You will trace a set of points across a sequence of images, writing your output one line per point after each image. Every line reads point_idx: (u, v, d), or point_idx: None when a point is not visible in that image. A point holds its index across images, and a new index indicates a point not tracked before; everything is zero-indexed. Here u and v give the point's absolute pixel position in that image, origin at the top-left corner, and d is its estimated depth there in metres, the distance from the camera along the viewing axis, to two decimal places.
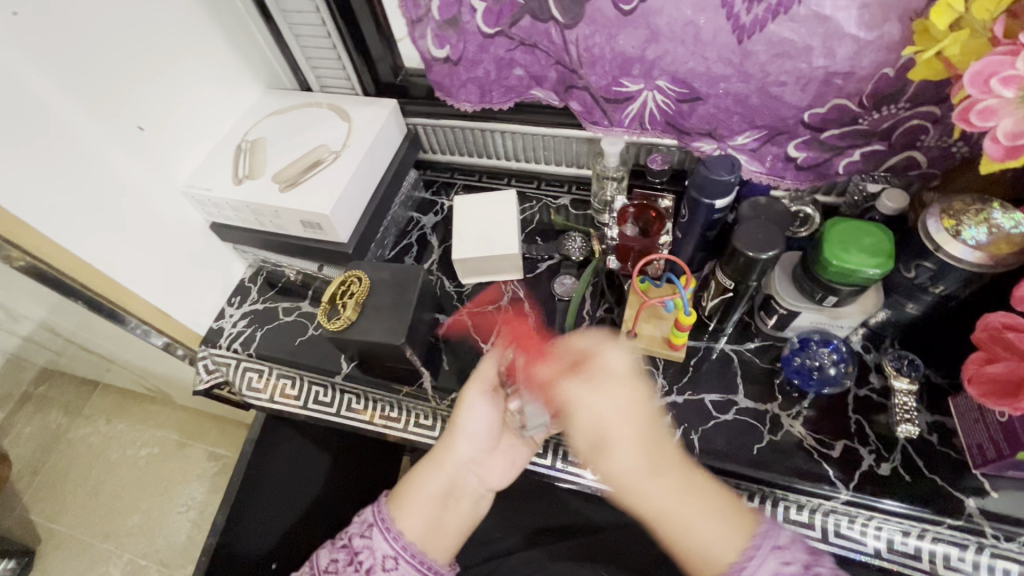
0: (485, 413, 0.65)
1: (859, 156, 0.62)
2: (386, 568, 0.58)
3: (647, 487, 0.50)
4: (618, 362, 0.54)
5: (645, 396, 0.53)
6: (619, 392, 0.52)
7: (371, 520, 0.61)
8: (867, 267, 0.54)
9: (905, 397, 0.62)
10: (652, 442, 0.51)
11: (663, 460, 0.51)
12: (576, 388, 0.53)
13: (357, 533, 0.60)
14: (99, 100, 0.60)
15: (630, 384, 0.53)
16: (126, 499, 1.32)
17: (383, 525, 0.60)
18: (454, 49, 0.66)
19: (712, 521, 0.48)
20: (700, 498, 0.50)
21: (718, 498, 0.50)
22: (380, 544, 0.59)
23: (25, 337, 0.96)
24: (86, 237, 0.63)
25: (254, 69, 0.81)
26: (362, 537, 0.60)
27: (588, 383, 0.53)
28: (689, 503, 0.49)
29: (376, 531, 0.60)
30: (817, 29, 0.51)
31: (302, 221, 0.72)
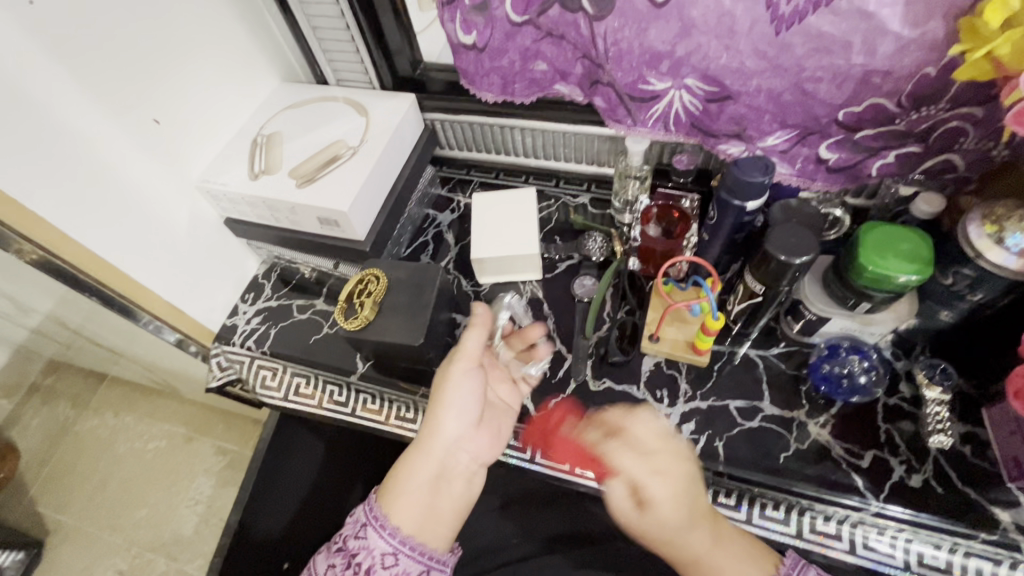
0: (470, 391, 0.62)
1: (894, 158, 0.60)
2: (386, 566, 0.55)
3: (686, 538, 0.54)
4: (655, 425, 0.58)
5: (678, 454, 0.57)
6: (665, 454, 0.56)
7: (364, 519, 0.57)
8: (901, 274, 0.52)
9: (937, 407, 0.60)
10: (689, 497, 0.54)
11: (696, 515, 0.54)
12: (621, 450, 0.56)
13: (351, 534, 0.57)
14: (115, 92, 0.59)
15: (671, 448, 0.57)
16: (135, 492, 1.31)
17: (376, 522, 0.56)
18: (481, 35, 0.63)
19: (744, 562, 0.52)
20: (729, 546, 0.53)
21: (741, 545, 0.54)
22: (376, 541, 0.55)
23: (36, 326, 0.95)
24: (98, 232, 0.62)
25: (271, 61, 0.79)
26: (356, 538, 0.56)
27: (635, 450, 0.56)
28: (721, 551, 0.53)
29: (370, 530, 0.56)
30: (859, 25, 0.49)
31: (319, 218, 0.70)
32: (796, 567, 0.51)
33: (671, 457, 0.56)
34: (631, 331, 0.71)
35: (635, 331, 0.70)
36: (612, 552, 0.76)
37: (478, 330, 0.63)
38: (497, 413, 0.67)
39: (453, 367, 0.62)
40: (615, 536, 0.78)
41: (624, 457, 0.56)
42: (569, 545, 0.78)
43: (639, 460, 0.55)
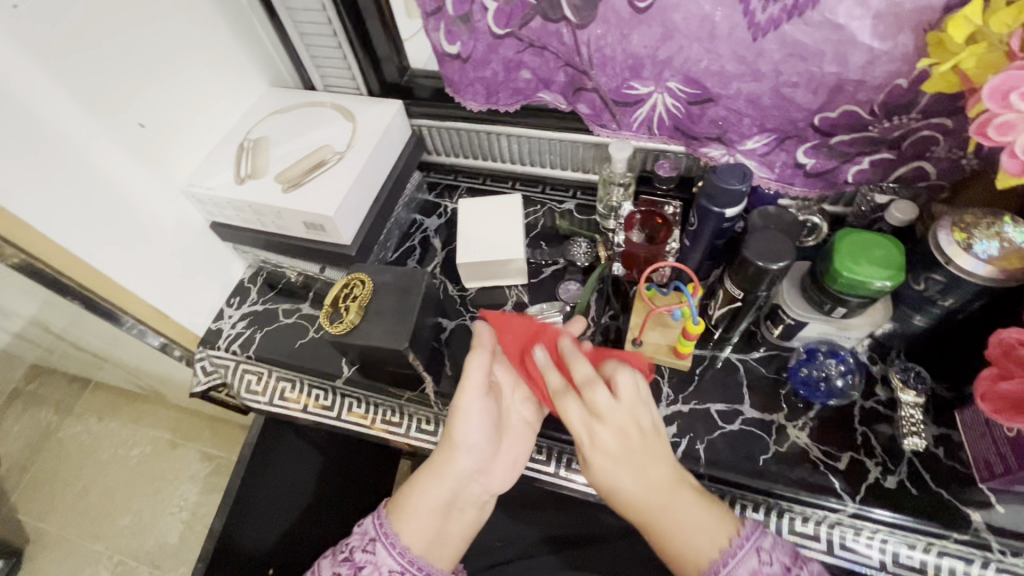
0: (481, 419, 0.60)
1: (868, 164, 0.62)
2: None
3: (631, 494, 0.51)
4: (626, 384, 0.53)
5: (637, 415, 0.53)
6: (618, 411, 0.52)
7: (373, 534, 0.57)
8: (877, 279, 0.53)
9: (912, 409, 0.62)
10: (639, 458, 0.52)
11: (648, 475, 0.51)
12: (573, 404, 0.53)
13: (358, 547, 0.56)
14: (100, 96, 0.59)
15: (628, 409, 0.53)
16: (119, 499, 1.29)
17: (387, 540, 0.56)
18: (464, 45, 0.65)
19: (697, 522, 0.49)
20: (685, 502, 0.50)
21: (699, 502, 0.51)
22: (385, 561, 0.55)
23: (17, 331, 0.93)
24: (82, 235, 0.62)
25: (258, 66, 0.80)
26: (364, 551, 0.56)
27: (587, 407, 0.53)
28: (672, 509, 0.50)
29: (379, 545, 0.56)
30: (831, 35, 0.50)
31: (305, 222, 0.70)
32: (751, 536, 0.48)
33: (622, 413, 0.52)
34: (615, 335, 0.72)
35: (618, 335, 0.72)
36: (596, 555, 0.76)
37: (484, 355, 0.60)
38: (512, 435, 0.64)
39: (465, 396, 0.59)
40: (599, 540, 0.78)
41: (573, 410, 0.53)
42: (553, 548, 0.79)
43: (582, 412, 0.53)
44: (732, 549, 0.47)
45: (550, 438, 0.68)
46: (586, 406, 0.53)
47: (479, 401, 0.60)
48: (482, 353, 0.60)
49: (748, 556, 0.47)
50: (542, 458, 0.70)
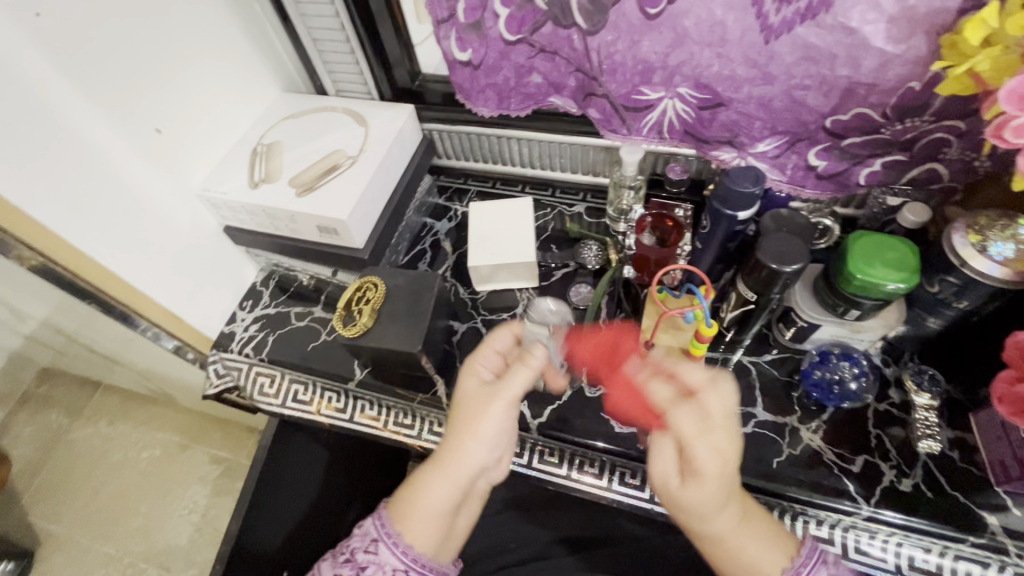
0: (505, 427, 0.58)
1: (880, 166, 0.62)
2: None
3: (714, 521, 0.50)
4: (733, 397, 0.52)
5: (737, 432, 0.51)
6: (724, 428, 0.50)
7: (375, 535, 0.58)
8: (889, 281, 0.53)
9: (926, 412, 0.61)
10: (735, 474, 0.50)
11: (733, 491, 0.50)
12: (684, 417, 0.50)
13: (360, 547, 0.58)
14: (118, 103, 0.60)
15: (733, 423, 0.51)
16: (130, 500, 1.30)
17: (388, 539, 0.57)
18: (475, 52, 0.65)
19: (763, 549, 0.51)
20: (753, 528, 0.51)
21: (760, 521, 0.52)
22: (387, 559, 0.56)
23: (31, 334, 0.94)
24: (101, 240, 0.63)
25: (272, 71, 0.81)
26: (366, 552, 0.57)
27: (701, 417, 0.50)
28: (744, 535, 0.51)
29: (382, 546, 0.57)
30: (843, 39, 0.51)
31: (318, 226, 0.71)
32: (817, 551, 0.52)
33: (730, 429, 0.50)
34: None
35: None
36: (606, 557, 0.77)
37: (529, 373, 0.57)
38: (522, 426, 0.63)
39: (492, 407, 0.56)
40: (610, 541, 0.78)
41: (687, 420, 0.50)
42: (563, 551, 0.79)
43: (697, 423, 0.50)
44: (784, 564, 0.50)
45: (562, 440, 0.68)
46: (703, 418, 0.50)
47: (501, 415, 0.56)
48: (528, 372, 0.57)
49: (818, 568, 0.51)
50: (555, 460, 0.70)
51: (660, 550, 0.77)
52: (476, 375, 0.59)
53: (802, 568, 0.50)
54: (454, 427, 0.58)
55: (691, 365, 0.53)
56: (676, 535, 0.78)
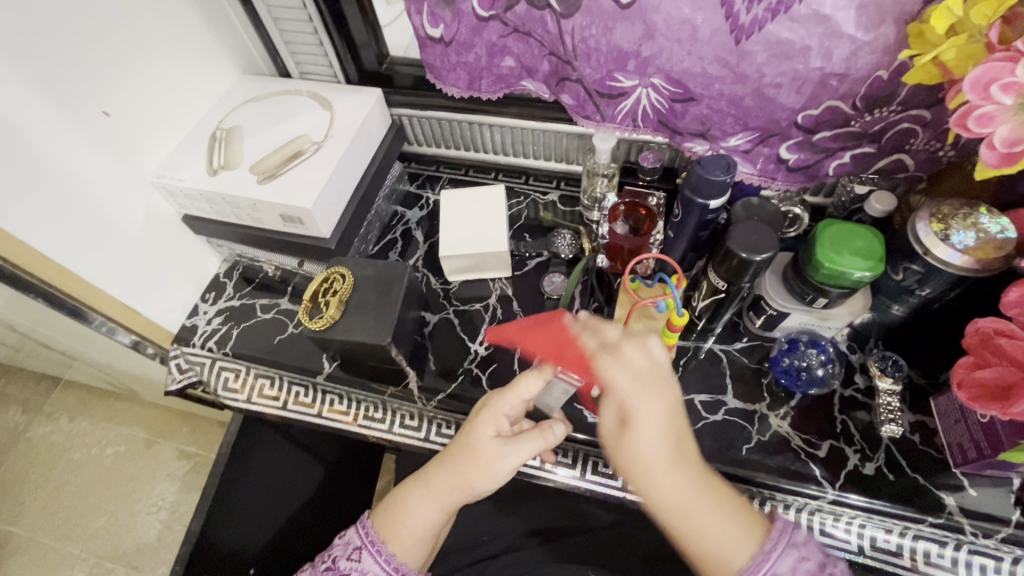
0: (502, 478, 0.56)
1: (849, 158, 0.62)
2: None
3: (661, 479, 0.48)
4: (656, 351, 0.51)
5: (671, 390, 0.50)
6: (655, 380, 0.50)
7: (359, 543, 0.57)
8: (856, 269, 0.54)
9: (889, 397, 0.63)
10: (676, 431, 0.49)
11: (681, 453, 0.49)
12: (613, 366, 0.50)
13: (342, 555, 0.56)
14: (57, 80, 0.55)
15: (665, 380, 0.50)
16: (93, 500, 1.26)
17: (372, 547, 0.56)
18: (448, 28, 0.63)
19: (729, 524, 0.47)
20: (716, 504, 0.48)
21: (728, 501, 0.49)
22: (370, 566, 0.55)
23: None
24: (51, 236, 0.60)
25: (230, 52, 0.77)
26: (349, 559, 0.56)
27: (631, 371, 0.50)
28: (703, 500, 0.48)
29: (366, 554, 0.56)
30: (816, 29, 0.50)
31: (281, 215, 0.68)
32: (785, 531, 0.48)
33: (669, 386, 0.50)
34: None
35: None
36: (582, 547, 0.77)
37: (539, 444, 0.55)
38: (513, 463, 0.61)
39: (495, 459, 0.54)
40: (585, 529, 0.79)
41: (617, 371, 0.50)
42: (538, 542, 0.79)
43: (631, 381, 0.49)
44: (754, 546, 0.47)
45: None
46: (637, 378, 0.49)
47: (496, 478, 0.55)
48: (540, 439, 0.55)
49: (785, 553, 0.47)
50: None
51: (634, 538, 0.78)
52: (496, 422, 0.56)
53: (766, 558, 0.46)
54: (453, 460, 0.56)
55: (611, 323, 0.54)
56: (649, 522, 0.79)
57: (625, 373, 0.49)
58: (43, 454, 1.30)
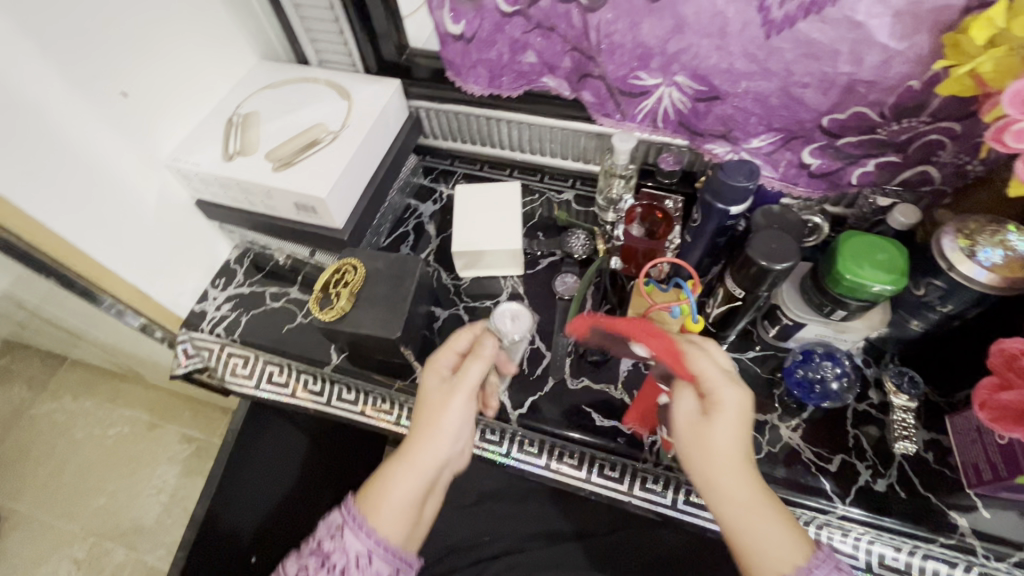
0: (461, 421, 0.55)
1: (873, 166, 0.61)
2: (361, 566, 0.53)
3: (734, 470, 0.47)
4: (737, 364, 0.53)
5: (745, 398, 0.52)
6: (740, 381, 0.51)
7: (340, 522, 0.54)
8: (876, 282, 0.53)
9: (904, 414, 0.62)
10: (748, 433, 0.50)
11: (749, 456, 0.49)
12: (704, 364, 0.50)
13: (325, 537, 0.54)
14: (75, 57, 0.55)
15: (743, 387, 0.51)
16: (94, 479, 1.27)
17: (355, 526, 0.53)
18: (469, 25, 0.63)
19: (779, 524, 0.47)
20: (772, 509, 0.47)
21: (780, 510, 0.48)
22: (353, 544, 0.53)
23: None
24: (64, 215, 0.59)
25: (249, 37, 0.76)
26: (332, 539, 0.53)
27: (720, 367, 0.51)
28: (768, 502, 0.47)
29: (347, 532, 0.53)
30: (848, 34, 0.49)
31: (295, 203, 0.68)
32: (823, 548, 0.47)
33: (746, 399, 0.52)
34: None
35: None
36: (584, 552, 0.76)
37: (483, 364, 0.56)
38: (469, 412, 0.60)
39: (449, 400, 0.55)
40: (590, 533, 0.78)
41: (708, 365, 0.50)
42: (541, 544, 0.78)
43: (721, 372, 0.50)
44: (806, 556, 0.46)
45: (542, 431, 0.67)
46: (725, 371, 0.51)
47: (456, 421, 0.55)
48: (481, 364, 0.56)
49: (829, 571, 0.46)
50: (534, 450, 0.69)
51: (638, 545, 0.77)
52: (439, 374, 0.57)
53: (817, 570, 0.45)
54: (416, 422, 0.56)
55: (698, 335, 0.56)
56: (654, 530, 0.78)
57: (713, 368, 0.50)
58: (48, 432, 1.32)
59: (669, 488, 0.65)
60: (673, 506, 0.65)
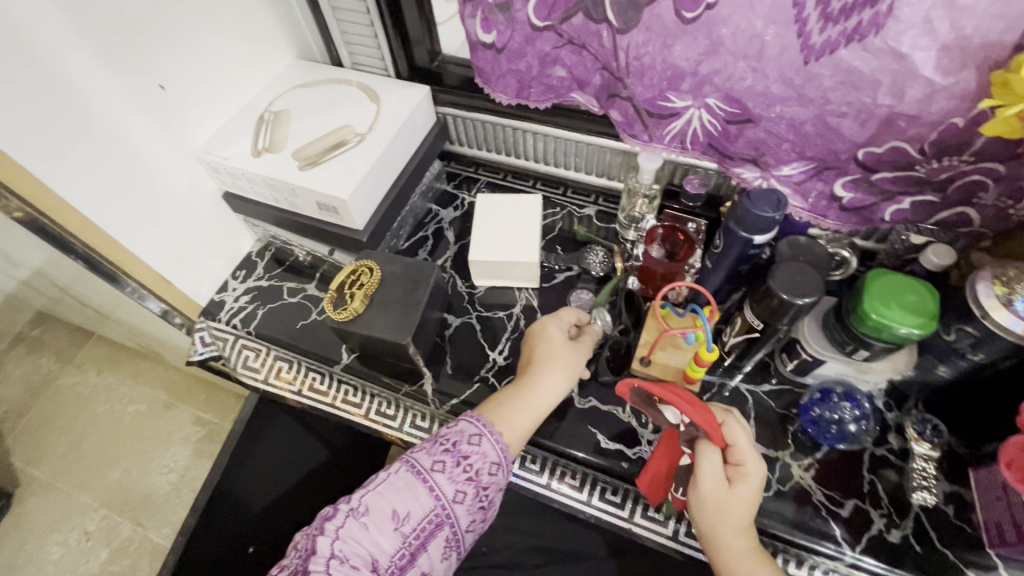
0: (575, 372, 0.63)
1: (908, 205, 0.59)
2: (492, 473, 0.56)
3: (738, 533, 0.53)
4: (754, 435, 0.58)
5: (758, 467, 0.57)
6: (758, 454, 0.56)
7: (476, 430, 0.57)
8: (903, 325, 0.51)
9: (924, 463, 0.59)
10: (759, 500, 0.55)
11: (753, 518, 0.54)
12: (740, 435, 0.55)
13: (460, 440, 0.56)
14: (116, 47, 0.56)
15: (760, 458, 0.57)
16: (109, 453, 1.31)
17: (492, 434, 0.57)
18: (501, 35, 0.62)
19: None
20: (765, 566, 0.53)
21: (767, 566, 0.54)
22: (488, 451, 0.56)
23: (34, 271, 0.96)
24: (98, 199, 0.61)
25: (287, 36, 0.78)
26: (469, 443, 0.56)
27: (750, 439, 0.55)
28: (762, 562, 0.53)
29: (485, 438, 0.56)
30: (890, 65, 0.48)
31: (318, 203, 0.69)
32: None
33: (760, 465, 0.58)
34: (625, 351, 0.70)
35: (628, 352, 0.70)
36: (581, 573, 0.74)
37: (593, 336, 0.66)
38: None
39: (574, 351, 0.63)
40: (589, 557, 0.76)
41: (742, 436, 0.55)
42: (538, 561, 0.77)
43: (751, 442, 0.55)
44: None
45: (543, 447, 0.67)
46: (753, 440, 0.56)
47: (570, 374, 0.62)
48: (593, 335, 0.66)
49: None
50: (535, 467, 0.68)
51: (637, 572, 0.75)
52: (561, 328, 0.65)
53: None
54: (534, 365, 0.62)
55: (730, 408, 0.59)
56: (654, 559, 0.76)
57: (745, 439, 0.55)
58: (70, 403, 1.37)
59: (670, 518, 0.63)
60: (673, 537, 0.63)
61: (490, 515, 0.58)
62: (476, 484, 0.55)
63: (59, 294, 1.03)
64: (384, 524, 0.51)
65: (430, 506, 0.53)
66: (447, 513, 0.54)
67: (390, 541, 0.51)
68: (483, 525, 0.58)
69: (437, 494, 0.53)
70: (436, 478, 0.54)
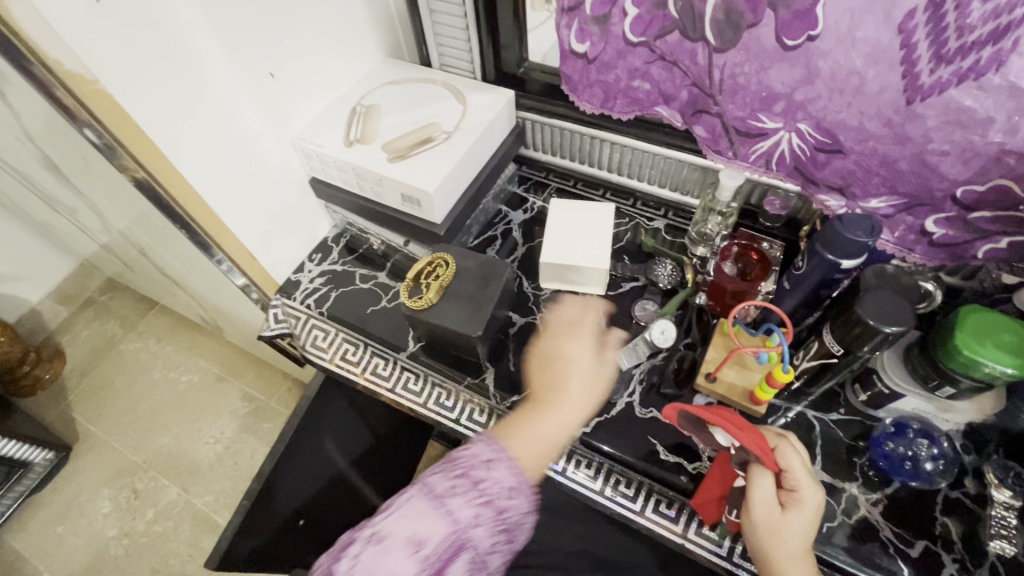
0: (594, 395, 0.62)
1: (1005, 245, 0.56)
2: (510, 499, 0.56)
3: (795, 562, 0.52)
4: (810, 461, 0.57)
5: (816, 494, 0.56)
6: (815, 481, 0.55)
7: (490, 456, 0.56)
8: (997, 363, 0.49)
9: (1004, 510, 0.57)
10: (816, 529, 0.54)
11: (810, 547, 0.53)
12: (796, 462, 0.53)
13: (473, 466, 0.56)
14: (240, 36, 0.60)
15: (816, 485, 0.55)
16: (161, 419, 1.37)
17: (506, 461, 0.56)
18: (594, 46, 0.64)
19: None
20: None
21: None
22: (503, 478, 0.56)
23: (119, 236, 1.02)
24: (205, 174, 0.65)
25: (381, 36, 0.82)
26: (483, 468, 0.56)
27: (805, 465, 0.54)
28: None
29: (501, 465, 0.56)
30: (1006, 102, 0.47)
31: (403, 194, 0.71)
32: None
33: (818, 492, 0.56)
34: (689, 365, 0.70)
35: (693, 366, 0.70)
36: None
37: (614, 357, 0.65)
38: None
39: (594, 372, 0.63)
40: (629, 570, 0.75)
41: (797, 462, 0.53)
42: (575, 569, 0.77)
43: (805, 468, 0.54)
44: None
45: (602, 454, 0.67)
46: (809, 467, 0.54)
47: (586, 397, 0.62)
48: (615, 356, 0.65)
49: None
50: (590, 472, 0.68)
51: None
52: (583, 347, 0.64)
53: None
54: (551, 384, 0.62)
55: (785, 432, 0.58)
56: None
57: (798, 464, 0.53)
58: (130, 366, 1.45)
59: (726, 536, 0.62)
60: (727, 558, 0.62)
61: (516, 537, 0.58)
62: (493, 508, 0.55)
63: (138, 261, 1.10)
64: (400, 550, 0.52)
65: (447, 531, 0.53)
66: (466, 536, 0.54)
67: (408, 567, 0.52)
68: (509, 546, 0.58)
69: (453, 520, 0.53)
70: (453, 502, 0.54)
